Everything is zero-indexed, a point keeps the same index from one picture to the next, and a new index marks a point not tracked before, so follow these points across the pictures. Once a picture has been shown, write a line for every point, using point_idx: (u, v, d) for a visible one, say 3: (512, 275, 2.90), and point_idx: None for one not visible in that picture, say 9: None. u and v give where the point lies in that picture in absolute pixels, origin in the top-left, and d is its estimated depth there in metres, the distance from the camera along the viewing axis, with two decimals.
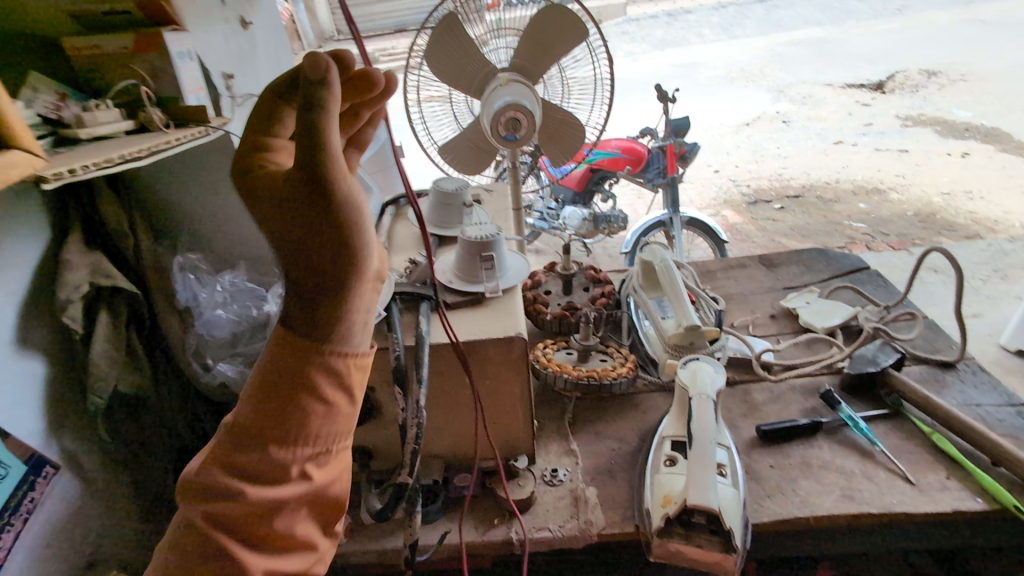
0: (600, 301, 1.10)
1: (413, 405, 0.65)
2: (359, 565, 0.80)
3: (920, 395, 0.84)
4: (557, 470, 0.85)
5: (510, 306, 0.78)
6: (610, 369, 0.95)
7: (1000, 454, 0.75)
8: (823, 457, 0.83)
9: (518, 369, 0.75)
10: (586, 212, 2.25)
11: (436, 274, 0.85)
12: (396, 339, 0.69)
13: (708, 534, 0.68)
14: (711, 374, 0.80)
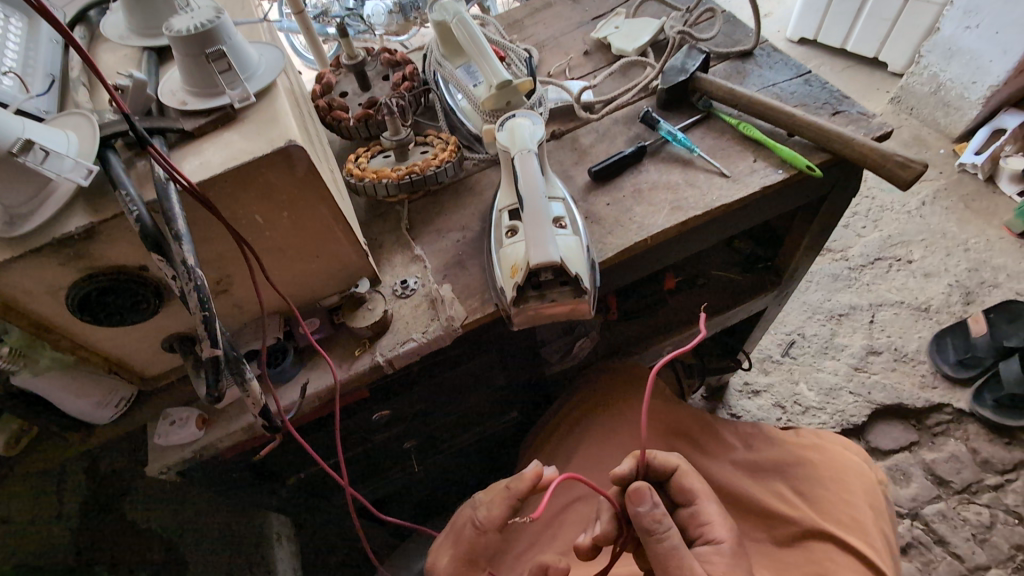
0: (404, 86, 0.93)
1: (181, 267, 0.49)
2: (230, 447, 0.73)
3: (726, 91, 0.86)
4: (406, 281, 0.79)
5: (272, 110, 0.60)
6: (431, 159, 0.83)
7: (793, 124, 0.81)
8: (651, 179, 0.84)
9: (314, 187, 0.62)
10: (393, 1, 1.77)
11: (158, 98, 0.62)
12: (127, 196, 0.51)
13: (559, 288, 0.68)
14: (530, 128, 0.73)
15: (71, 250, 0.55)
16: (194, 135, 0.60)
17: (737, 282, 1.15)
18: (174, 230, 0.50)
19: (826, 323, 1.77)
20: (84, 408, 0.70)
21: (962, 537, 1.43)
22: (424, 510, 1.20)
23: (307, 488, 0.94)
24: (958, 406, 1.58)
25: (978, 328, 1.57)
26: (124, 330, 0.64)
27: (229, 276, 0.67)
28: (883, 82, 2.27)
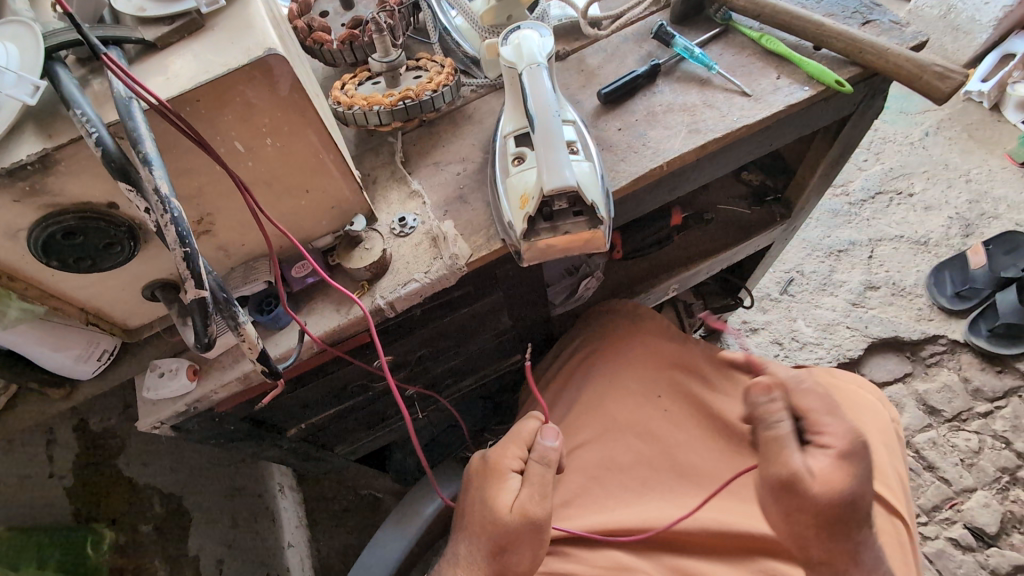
0: (391, 1, 0.83)
1: (154, 198, 0.43)
2: (226, 400, 0.69)
3: (747, 0, 0.79)
4: (405, 219, 0.73)
5: (245, 15, 0.52)
6: (426, 82, 0.75)
7: (819, 35, 0.75)
8: (666, 101, 0.77)
9: (299, 107, 0.54)
10: None
11: (112, 6, 0.53)
12: (84, 118, 0.44)
13: (573, 219, 0.63)
14: (537, 40, 0.65)
15: (24, 184, 0.48)
16: (156, 47, 0.52)
17: (746, 216, 1.10)
18: (141, 154, 0.43)
19: (825, 259, 1.75)
20: (63, 363, 0.65)
21: (951, 462, 1.47)
22: (428, 456, 1.20)
23: (308, 439, 0.91)
24: (953, 338, 1.59)
25: (978, 260, 1.56)
26: (98, 275, 0.58)
27: (211, 214, 0.60)
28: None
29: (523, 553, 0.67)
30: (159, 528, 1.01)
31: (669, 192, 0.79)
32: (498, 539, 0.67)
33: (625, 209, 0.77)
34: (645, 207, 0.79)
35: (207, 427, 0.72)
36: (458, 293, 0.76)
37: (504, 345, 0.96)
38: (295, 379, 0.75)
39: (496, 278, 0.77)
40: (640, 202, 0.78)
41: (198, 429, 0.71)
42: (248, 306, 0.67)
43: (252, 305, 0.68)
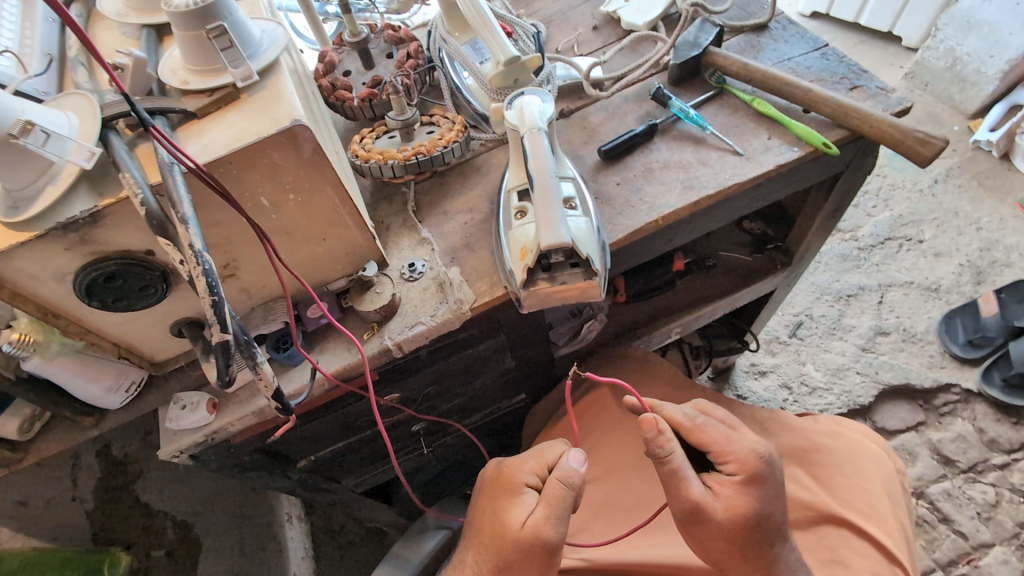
0: (408, 64, 0.91)
1: (188, 252, 0.49)
2: (241, 431, 0.73)
3: (740, 66, 0.84)
4: (414, 264, 0.78)
5: (277, 89, 0.59)
6: (438, 139, 0.81)
7: (808, 99, 0.79)
8: (662, 159, 0.82)
9: (320, 167, 0.60)
10: None
11: (159, 78, 0.61)
12: (132, 181, 0.50)
13: (570, 270, 0.67)
14: (539, 106, 0.71)
15: (75, 234, 0.54)
16: (197, 116, 0.59)
17: (747, 262, 1.13)
18: (179, 214, 0.49)
19: (834, 304, 1.76)
20: (94, 393, 0.70)
21: (967, 515, 1.44)
22: (432, 492, 1.21)
23: (317, 471, 0.95)
24: (966, 387, 1.57)
25: (990, 308, 1.56)
26: (132, 314, 0.64)
27: (236, 260, 0.66)
28: (896, 56, 2.21)
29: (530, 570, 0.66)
30: (171, 554, 1.03)
31: (665, 242, 0.83)
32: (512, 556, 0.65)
33: (623, 258, 0.81)
34: (642, 256, 0.83)
35: (222, 457, 0.76)
36: (463, 335, 0.80)
37: (508, 384, 0.99)
38: (307, 413, 0.79)
39: (499, 321, 0.81)
40: (637, 252, 0.82)
41: (213, 458, 0.75)
42: (266, 343, 0.72)
43: (270, 342, 0.72)
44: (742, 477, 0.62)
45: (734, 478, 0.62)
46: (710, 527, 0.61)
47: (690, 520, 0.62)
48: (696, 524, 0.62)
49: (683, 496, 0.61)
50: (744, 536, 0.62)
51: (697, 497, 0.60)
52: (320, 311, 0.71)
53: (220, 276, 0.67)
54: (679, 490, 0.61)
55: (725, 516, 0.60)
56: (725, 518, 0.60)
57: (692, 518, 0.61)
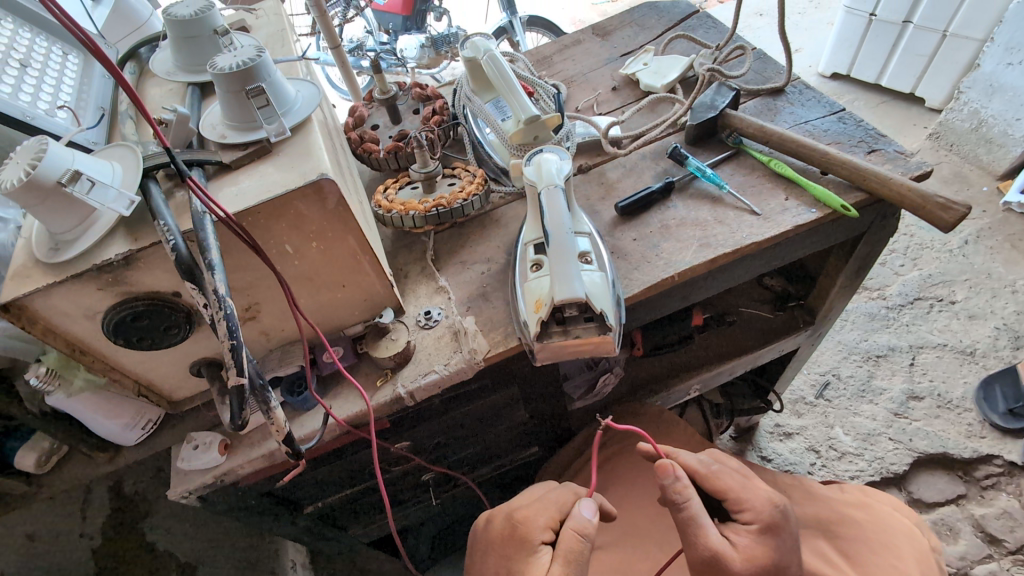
0: (434, 120, 0.95)
1: (212, 296, 0.50)
2: (250, 475, 0.73)
3: (756, 128, 0.86)
4: (430, 312, 0.79)
5: (307, 144, 0.63)
6: (459, 191, 0.84)
7: (825, 162, 0.80)
8: (679, 216, 0.83)
9: (344, 218, 0.63)
10: (423, 38, 2.00)
11: (200, 133, 0.66)
12: (167, 228, 0.52)
13: (583, 323, 0.67)
14: (557, 163, 0.73)
15: (109, 275, 0.57)
16: (230, 168, 0.63)
17: (767, 319, 1.12)
18: (207, 259, 0.51)
19: (863, 364, 1.70)
20: (112, 430, 0.71)
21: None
22: (440, 545, 1.18)
23: (323, 518, 0.93)
24: (1008, 459, 1.47)
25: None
26: (155, 353, 0.66)
27: (258, 303, 0.68)
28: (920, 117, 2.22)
29: None
30: None
31: (682, 298, 0.82)
32: None
33: (639, 313, 0.81)
34: (658, 311, 0.82)
35: (229, 500, 0.76)
36: (476, 385, 0.79)
37: (520, 437, 0.97)
38: (316, 458, 0.79)
39: (513, 372, 0.80)
40: (653, 307, 0.81)
41: (220, 501, 0.75)
42: (280, 386, 0.73)
43: (285, 385, 0.73)
44: (758, 526, 0.61)
45: (750, 527, 0.61)
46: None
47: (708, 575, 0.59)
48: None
49: (701, 544, 0.58)
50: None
51: (716, 545, 0.58)
52: (334, 356, 0.72)
53: (241, 319, 0.68)
54: (698, 538, 0.58)
55: (747, 571, 0.58)
56: (746, 571, 0.58)
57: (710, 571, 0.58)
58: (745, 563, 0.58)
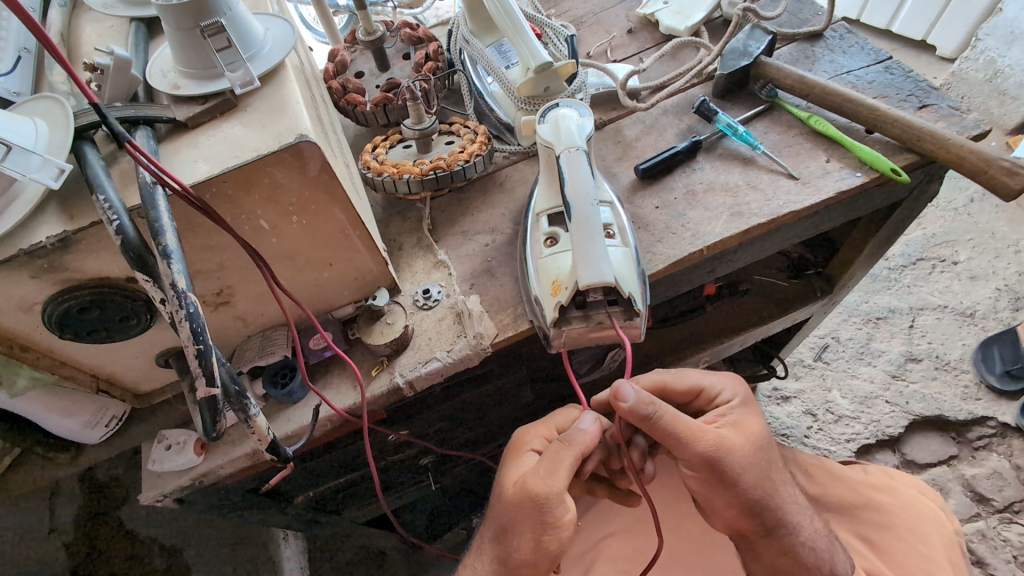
0: (428, 66, 0.82)
1: (170, 290, 0.41)
2: (232, 474, 0.65)
3: (795, 79, 0.77)
4: (429, 291, 0.70)
5: (282, 98, 0.52)
6: (459, 152, 0.73)
7: (873, 119, 0.72)
8: (706, 180, 0.74)
9: (328, 187, 0.53)
10: None
11: (150, 81, 0.54)
12: (107, 205, 0.42)
13: (607, 308, 0.59)
14: (577, 120, 0.64)
15: (42, 261, 0.47)
16: (187, 126, 0.52)
17: (783, 288, 1.03)
18: (161, 246, 0.41)
19: (862, 327, 1.67)
20: (70, 429, 0.62)
21: (1001, 557, 1.31)
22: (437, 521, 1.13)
23: (315, 506, 0.87)
24: (1002, 421, 1.45)
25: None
26: (111, 346, 0.57)
27: (231, 286, 0.58)
28: (929, 66, 2.03)
29: (526, 537, 0.54)
30: None
31: (707, 273, 0.75)
32: (506, 519, 0.55)
33: (660, 289, 0.73)
34: (681, 287, 0.75)
35: (209, 498, 0.69)
36: (481, 370, 0.73)
37: (524, 418, 0.91)
38: (305, 452, 0.72)
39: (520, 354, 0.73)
40: (676, 283, 0.74)
41: (199, 501, 0.68)
42: (262, 377, 0.64)
43: (267, 376, 0.65)
44: (738, 400, 0.61)
45: (731, 406, 0.60)
46: (739, 465, 0.55)
47: (720, 473, 0.55)
48: (724, 474, 0.55)
49: (700, 442, 0.53)
50: (768, 462, 0.58)
51: (716, 436, 0.54)
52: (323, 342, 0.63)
53: (211, 304, 0.59)
54: (694, 441, 0.53)
55: (745, 442, 0.56)
56: (745, 442, 0.57)
57: (719, 466, 0.54)
58: (742, 437, 0.57)
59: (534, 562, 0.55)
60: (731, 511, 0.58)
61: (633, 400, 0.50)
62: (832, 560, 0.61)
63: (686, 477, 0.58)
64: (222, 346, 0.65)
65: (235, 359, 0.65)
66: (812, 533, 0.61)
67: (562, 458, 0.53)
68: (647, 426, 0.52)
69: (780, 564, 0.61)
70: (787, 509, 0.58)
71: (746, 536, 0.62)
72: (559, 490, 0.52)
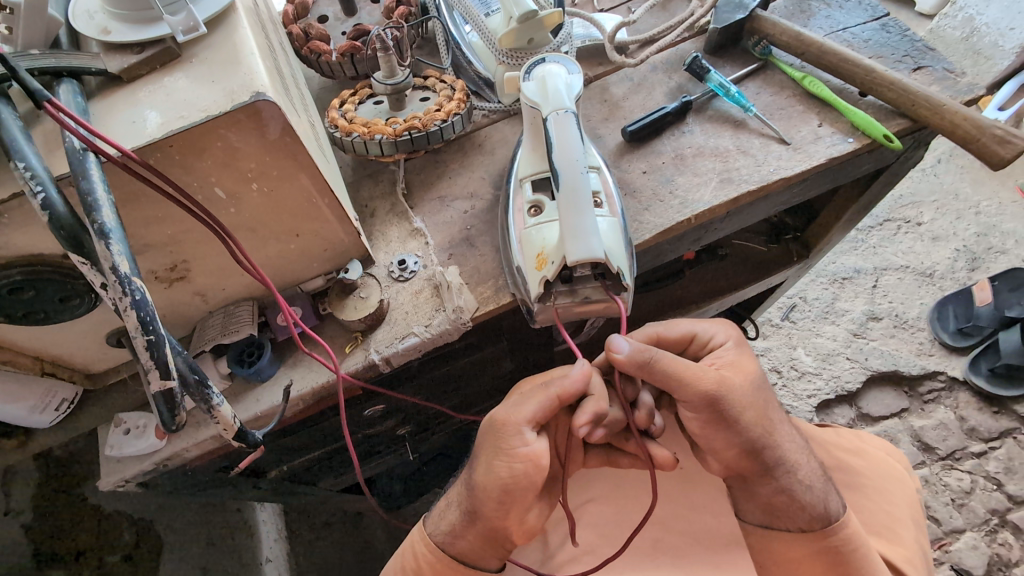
0: (400, 11, 0.75)
1: (111, 276, 0.36)
2: (198, 458, 0.62)
3: (791, 36, 0.73)
4: (405, 262, 0.65)
5: (233, 48, 0.46)
6: (435, 110, 0.67)
7: (869, 82, 0.69)
8: (696, 145, 0.71)
9: (291, 151, 0.47)
10: None
11: (72, 25, 0.47)
12: (29, 173, 0.36)
13: (593, 283, 0.56)
14: (564, 78, 0.59)
15: None
16: (121, 80, 0.45)
17: (761, 252, 1.01)
18: (97, 224, 0.35)
19: (828, 286, 1.48)
20: (14, 415, 0.57)
21: (942, 501, 1.23)
22: (414, 487, 1.13)
23: (290, 479, 0.84)
24: (951, 374, 1.33)
25: (983, 296, 1.29)
26: (52, 328, 0.51)
27: (186, 261, 0.53)
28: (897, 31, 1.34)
29: (484, 464, 0.52)
30: (127, 559, 0.93)
31: (693, 241, 0.73)
32: (478, 451, 0.54)
33: (646, 259, 0.71)
34: (666, 257, 0.73)
35: (175, 480, 0.65)
36: (460, 344, 0.70)
37: (503, 387, 0.89)
38: (277, 430, 0.68)
39: (501, 326, 0.71)
40: (662, 252, 0.71)
41: (164, 484, 0.64)
42: (226, 356, 0.60)
43: (231, 355, 0.61)
44: (733, 341, 0.61)
45: (727, 347, 0.60)
46: (740, 402, 0.54)
47: (724, 413, 0.54)
48: (726, 412, 0.54)
49: (702, 384, 0.53)
50: (771, 408, 0.58)
51: (715, 376, 0.54)
52: (290, 320, 0.59)
53: (165, 280, 0.54)
54: (692, 382, 0.53)
55: (744, 381, 0.56)
56: (743, 381, 0.56)
57: (722, 406, 0.54)
58: (739, 376, 0.57)
59: (493, 494, 0.51)
60: (731, 453, 0.57)
61: (627, 351, 0.52)
62: (826, 499, 0.59)
63: (687, 422, 0.57)
64: (180, 323, 0.60)
65: (194, 337, 0.61)
66: (806, 471, 0.59)
67: (534, 395, 0.52)
68: (648, 374, 0.53)
69: (776, 503, 0.59)
70: (786, 446, 0.57)
71: (742, 477, 0.60)
72: (520, 418, 0.51)
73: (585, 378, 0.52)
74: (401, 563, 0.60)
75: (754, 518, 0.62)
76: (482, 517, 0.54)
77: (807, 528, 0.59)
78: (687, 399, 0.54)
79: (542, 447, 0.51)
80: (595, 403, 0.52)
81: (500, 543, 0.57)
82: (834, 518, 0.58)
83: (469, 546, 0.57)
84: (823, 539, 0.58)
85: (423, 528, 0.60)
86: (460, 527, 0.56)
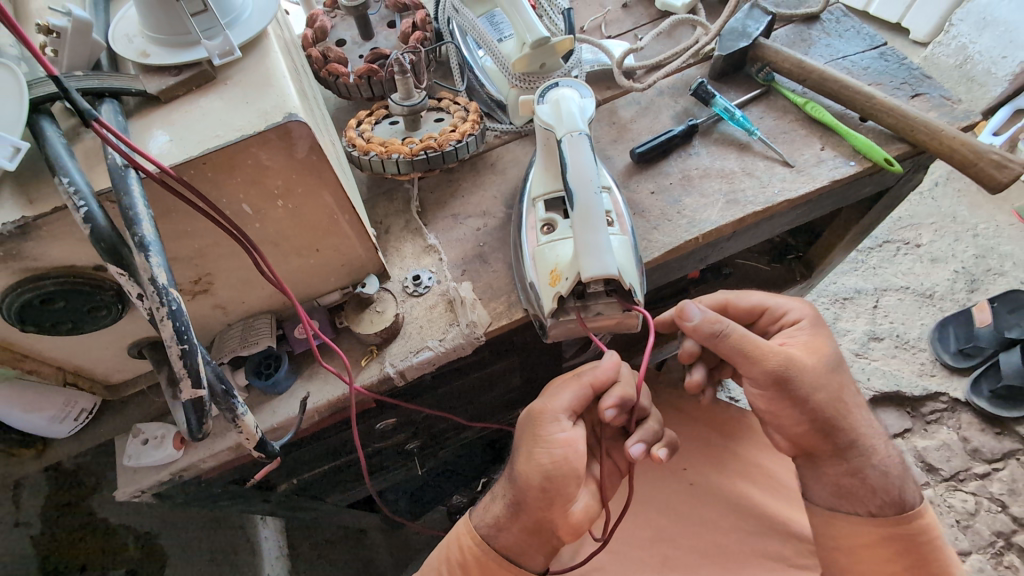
0: (415, 36, 0.78)
1: (148, 286, 0.37)
2: (211, 469, 0.62)
3: (793, 63, 0.76)
4: (419, 277, 0.67)
5: (266, 71, 0.48)
6: (450, 131, 0.69)
7: (869, 108, 0.71)
8: (702, 166, 0.73)
9: (316, 170, 0.49)
10: None
11: (115, 49, 0.49)
12: (70, 188, 0.38)
13: (605, 298, 0.58)
14: (577, 101, 0.62)
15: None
16: (158, 101, 0.48)
17: (765, 272, 1.02)
18: (137, 236, 0.37)
19: (830, 306, 1.50)
20: (34, 424, 0.58)
21: (946, 523, 1.23)
22: (419, 504, 1.12)
23: (299, 493, 0.85)
24: (953, 395, 1.33)
25: (982, 317, 1.29)
26: (78, 338, 0.53)
27: (209, 274, 0.54)
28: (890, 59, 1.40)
29: (523, 456, 0.53)
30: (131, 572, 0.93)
31: (699, 260, 0.74)
32: (515, 443, 0.55)
33: (654, 277, 0.72)
34: (673, 275, 0.74)
35: (188, 491, 0.66)
36: (473, 358, 0.71)
37: (510, 403, 0.90)
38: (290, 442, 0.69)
39: (512, 341, 0.72)
40: (669, 271, 0.73)
41: (178, 494, 0.65)
42: (244, 368, 0.61)
43: (250, 366, 0.62)
44: (808, 321, 0.61)
45: (801, 325, 0.61)
46: (810, 382, 0.56)
47: (792, 391, 0.56)
48: (794, 390, 0.56)
49: (772, 359, 0.55)
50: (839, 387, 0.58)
51: (784, 351, 0.56)
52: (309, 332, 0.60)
53: (189, 292, 0.55)
54: (761, 360, 0.55)
55: (816, 360, 0.57)
56: (816, 360, 0.57)
57: (788, 383, 0.56)
58: (812, 356, 0.58)
59: (535, 483, 0.52)
60: (799, 430, 0.59)
61: (698, 319, 0.55)
62: (903, 489, 0.58)
63: (754, 398, 0.60)
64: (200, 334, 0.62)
65: (214, 349, 0.62)
66: (884, 459, 0.59)
67: (569, 384, 0.54)
68: (716, 345, 0.56)
69: (847, 484, 0.59)
70: (860, 428, 0.58)
71: (813, 456, 0.61)
72: (557, 407, 0.53)
73: (615, 366, 0.55)
74: (445, 554, 0.60)
75: (822, 502, 0.61)
76: (527, 508, 0.54)
77: (877, 513, 0.58)
78: (752, 373, 0.56)
79: (579, 437, 0.52)
80: (622, 388, 0.53)
81: (545, 538, 0.57)
82: (909, 507, 0.58)
83: (514, 540, 0.56)
84: (893, 526, 0.57)
85: (469, 519, 0.60)
86: (507, 518, 0.56)
